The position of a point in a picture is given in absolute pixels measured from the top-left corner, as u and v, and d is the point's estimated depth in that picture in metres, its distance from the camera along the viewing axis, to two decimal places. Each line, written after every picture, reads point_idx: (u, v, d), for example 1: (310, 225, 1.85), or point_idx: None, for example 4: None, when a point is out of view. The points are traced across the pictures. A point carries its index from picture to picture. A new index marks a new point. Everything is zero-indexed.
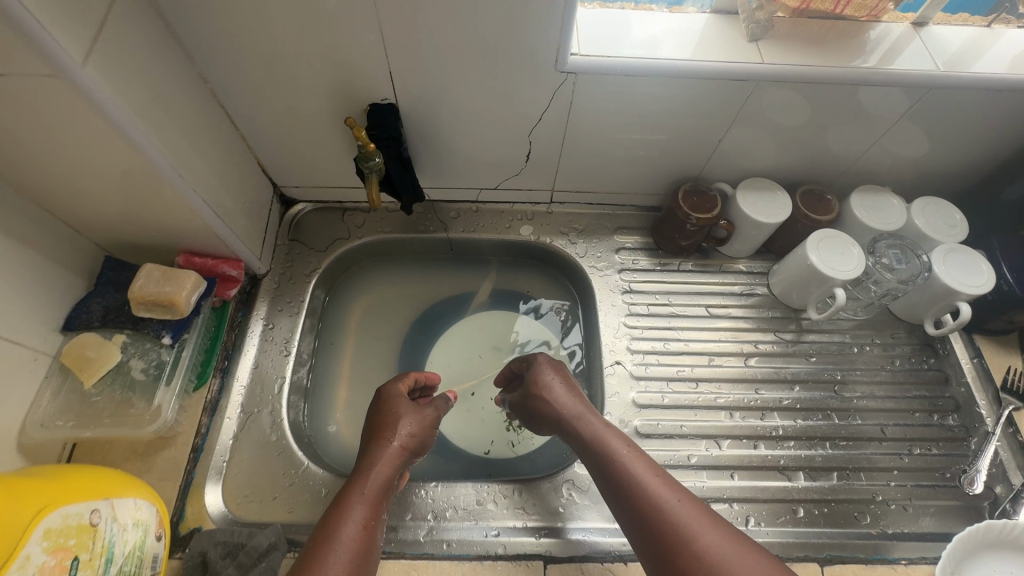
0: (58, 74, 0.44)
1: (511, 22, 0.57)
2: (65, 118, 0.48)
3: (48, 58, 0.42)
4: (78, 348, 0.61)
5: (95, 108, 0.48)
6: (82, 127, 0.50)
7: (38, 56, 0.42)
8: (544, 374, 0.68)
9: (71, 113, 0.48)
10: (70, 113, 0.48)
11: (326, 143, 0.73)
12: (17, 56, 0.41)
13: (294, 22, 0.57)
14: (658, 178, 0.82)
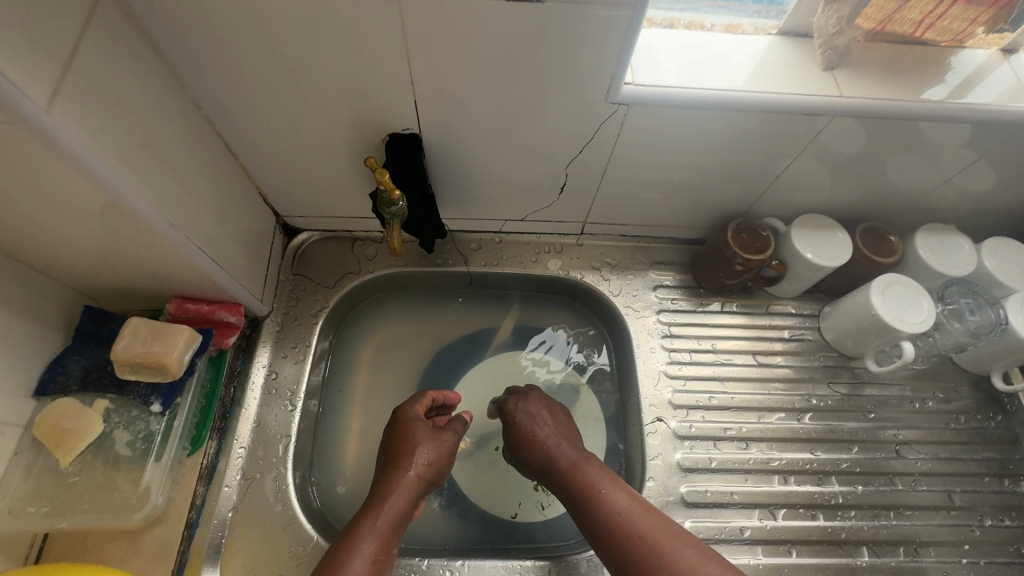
0: (15, 118, 0.35)
1: (560, 48, 0.49)
2: (27, 166, 0.40)
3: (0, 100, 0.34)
4: (54, 418, 0.53)
5: (65, 155, 0.39)
6: (49, 175, 0.41)
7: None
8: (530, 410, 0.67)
9: (37, 161, 0.39)
10: (35, 160, 0.39)
11: (338, 173, 0.65)
12: None
13: (307, 44, 0.48)
14: (702, 212, 0.75)
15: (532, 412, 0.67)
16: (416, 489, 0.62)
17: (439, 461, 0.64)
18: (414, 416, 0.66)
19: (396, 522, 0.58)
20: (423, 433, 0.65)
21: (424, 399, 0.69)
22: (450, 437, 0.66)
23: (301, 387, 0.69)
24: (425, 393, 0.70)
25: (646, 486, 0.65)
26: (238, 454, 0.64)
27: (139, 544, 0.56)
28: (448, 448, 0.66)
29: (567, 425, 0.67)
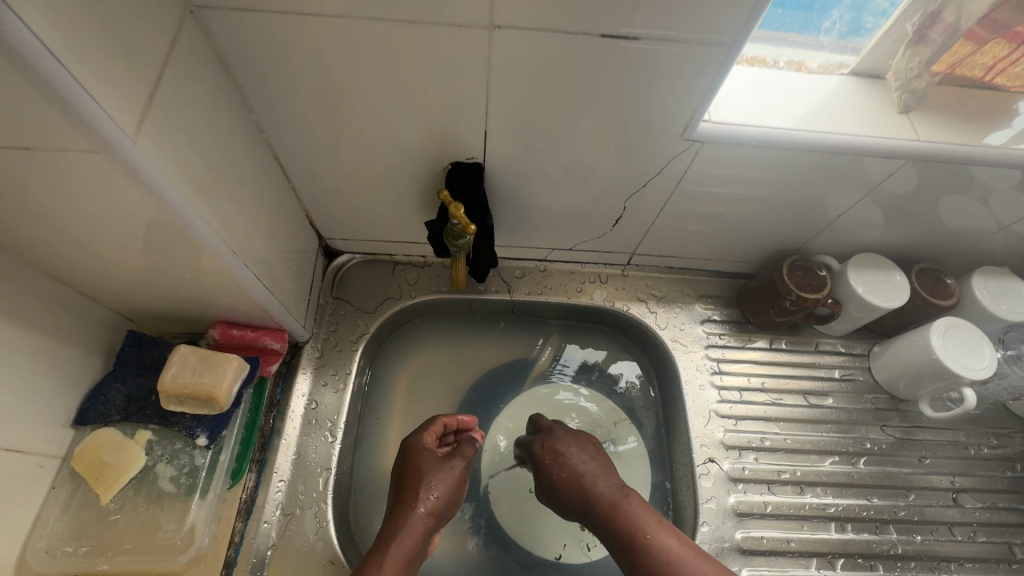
0: (101, 150, 0.33)
1: (640, 84, 0.48)
2: (102, 197, 0.38)
3: (93, 134, 0.32)
4: (93, 451, 0.51)
5: (146, 189, 0.37)
6: (119, 208, 0.39)
7: (77, 129, 0.32)
8: (561, 445, 0.65)
9: (115, 193, 0.38)
10: (114, 193, 0.37)
11: (391, 198, 0.64)
12: (55, 130, 0.32)
13: (383, 72, 0.47)
14: (754, 247, 0.74)
15: (565, 446, 0.64)
16: (428, 522, 0.59)
17: (452, 493, 0.62)
18: (422, 446, 0.64)
19: (407, 560, 0.56)
20: (431, 464, 0.62)
21: (437, 427, 0.66)
22: (460, 465, 0.64)
23: (341, 416, 0.66)
24: (437, 420, 0.67)
25: (700, 531, 0.63)
26: (277, 488, 0.60)
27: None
28: (460, 477, 0.63)
29: (601, 456, 0.65)
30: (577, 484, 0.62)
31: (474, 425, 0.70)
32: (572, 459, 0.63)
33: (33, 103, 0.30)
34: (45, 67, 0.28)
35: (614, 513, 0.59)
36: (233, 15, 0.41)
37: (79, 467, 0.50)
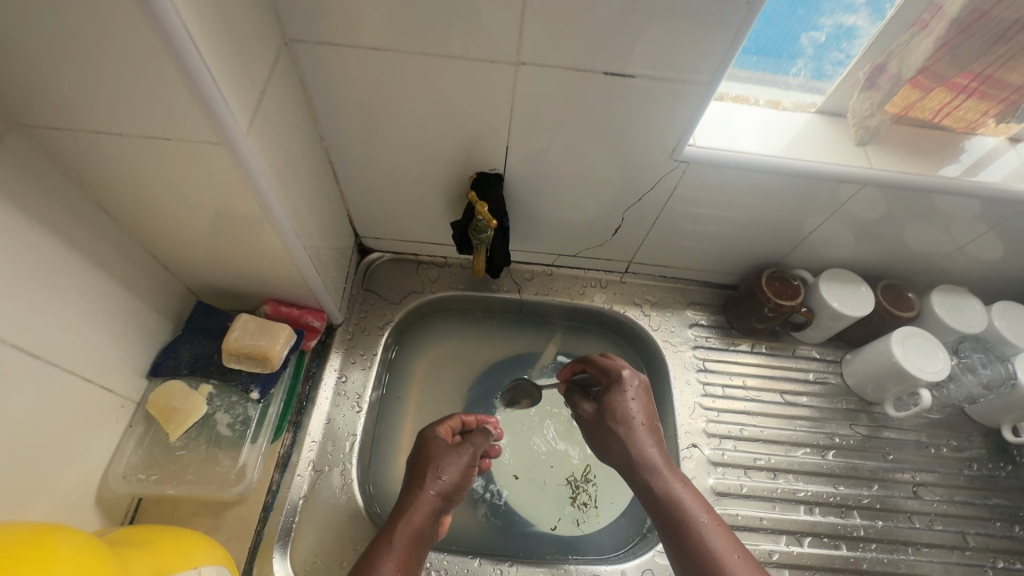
0: (223, 142, 0.44)
1: (637, 113, 0.59)
2: (210, 180, 0.48)
3: (222, 131, 0.43)
4: (164, 398, 0.59)
5: (246, 175, 0.48)
6: (220, 189, 0.50)
7: (211, 125, 0.42)
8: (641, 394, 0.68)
9: (222, 177, 0.48)
10: (221, 177, 0.48)
11: (422, 201, 0.74)
12: (195, 127, 0.42)
13: (428, 94, 0.58)
14: (737, 260, 0.83)
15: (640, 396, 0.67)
16: (439, 502, 0.63)
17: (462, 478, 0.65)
18: (435, 436, 0.68)
19: (417, 534, 0.60)
20: (444, 449, 0.66)
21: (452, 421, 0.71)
22: (471, 451, 0.67)
23: (365, 393, 0.75)
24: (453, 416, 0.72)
25: None
26: (310, 447, 0.69)
27: (220, 522, 0.61)
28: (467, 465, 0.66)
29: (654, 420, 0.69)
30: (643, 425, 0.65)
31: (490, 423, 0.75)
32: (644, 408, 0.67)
33: (187, 106, 0.40)
34: (202, 83, 0.39)
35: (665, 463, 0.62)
36: (317, 46, 0.53)
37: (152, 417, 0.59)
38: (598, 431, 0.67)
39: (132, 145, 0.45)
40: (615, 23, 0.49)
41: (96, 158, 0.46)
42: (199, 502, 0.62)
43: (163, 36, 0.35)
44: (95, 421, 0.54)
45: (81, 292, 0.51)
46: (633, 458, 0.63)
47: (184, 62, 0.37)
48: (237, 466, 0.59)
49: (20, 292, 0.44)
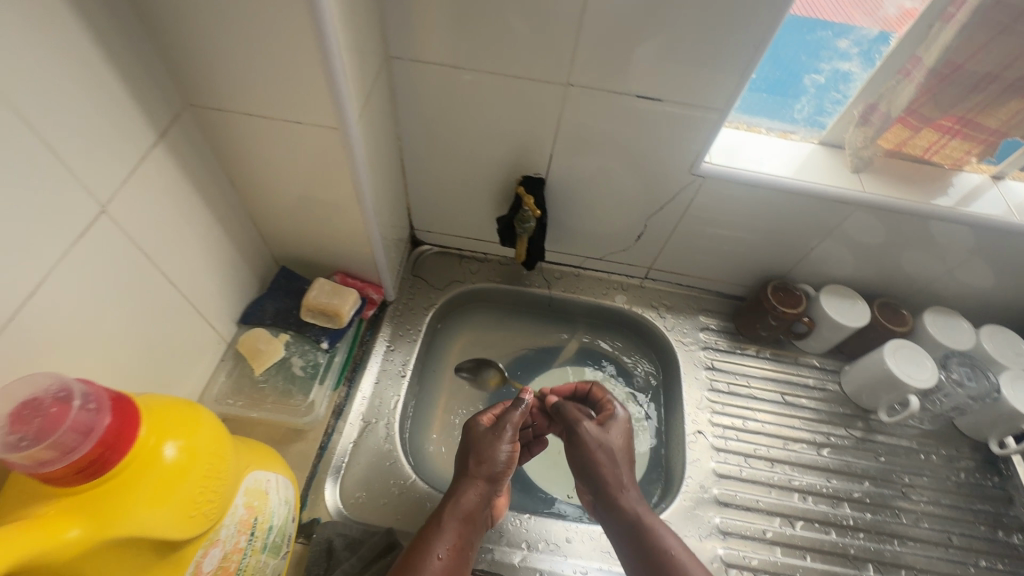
0: (340, 127, 0.57)
1: (662, 132, 0.71)
2: (321, 159, 0.62)
3: (341, 120, 0.56)
4: (251, 340, 0.71)
5: (349, 156, 0.60)
6: (325, 167, 0.63)
7: (334, 113, 0.55)
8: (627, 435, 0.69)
9: (330, 157, 0.61)
10: (329, 156, 0.61)
11: (473, 199, 0.87)
12: (323, 115, 0.56)
13: (491, 105, 0.71)
14: (747, 272, 0.93)
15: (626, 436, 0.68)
16: (489, 487, 0.65)
17: (507, 459, 0.66)
18: (477, 424, 0.69)
19: (467, 516, 0.63)
20: (482, 434, 0.67)
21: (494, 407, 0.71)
22: (510, 431, 0.67)
23: (408, 368, 0.84)
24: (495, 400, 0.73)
25: (685, 482, 0.78)
26: (361, 401, 0.78)
27: (285, 452, 0.71)
28: (510, 442, 0.67)
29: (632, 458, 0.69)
30: (626, 466, 0.66)
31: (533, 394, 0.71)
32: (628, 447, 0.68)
33: (322, 98, 0.54)
34: (336, 81, 0.52)
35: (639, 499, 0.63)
36: (408, 62, 0.67)
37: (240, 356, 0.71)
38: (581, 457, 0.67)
39: (269, 126, 0.58)
40: (648, 56, 0.62)
41: (238, 135, 0.60)
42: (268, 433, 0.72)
43: (319, 44, 0.49)
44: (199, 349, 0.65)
45: (206, 241, 0.64)
46: (619, 489, 0.64)
47: (329, 64, 0.50)
48: (307, 401, 0.70)
49: (172, 232, 0.57)
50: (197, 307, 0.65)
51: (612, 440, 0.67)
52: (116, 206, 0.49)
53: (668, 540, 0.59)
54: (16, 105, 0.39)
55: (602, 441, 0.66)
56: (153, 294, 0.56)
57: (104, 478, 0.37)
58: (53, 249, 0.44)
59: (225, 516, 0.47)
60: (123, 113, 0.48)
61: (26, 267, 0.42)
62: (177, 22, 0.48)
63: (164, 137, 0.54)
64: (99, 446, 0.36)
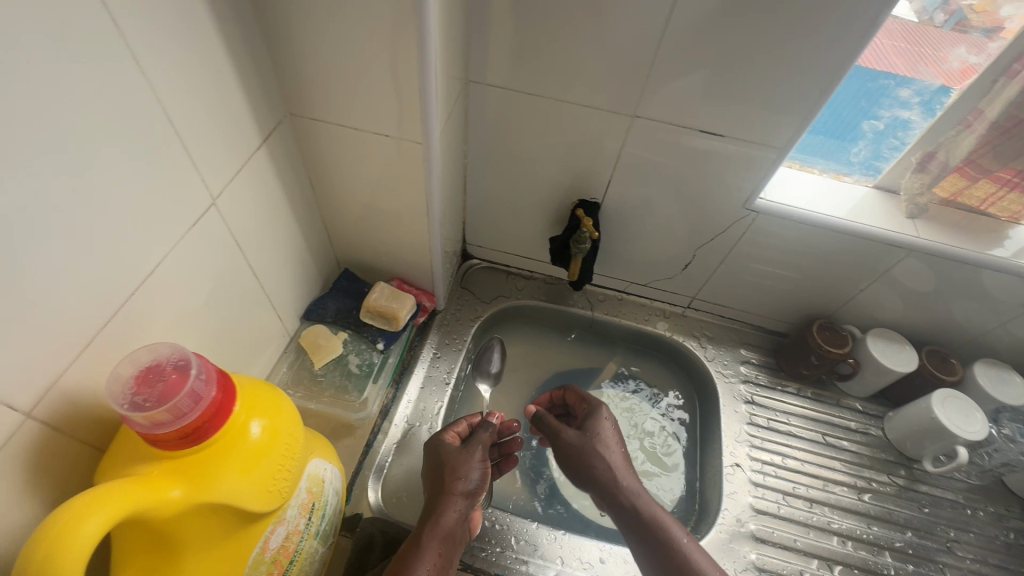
0: (423, 143, 0.62)
1: (720, 166, 0.73)
2: (400, 169, 0.66)
3: (427, 135, 0.60)
4: (313, 335, 0.75)
5: (427, 167, 0.65)
6: (403, 178, 0.67)
7: (420, 129, 0.60)
8: (610, 429, 0.70)
9: (408, 167, 0.66)
10: (408, 166, 0.65)
11: (528, 217, 0.90)
12: (411, 129, 0.60)
13: (557, 129, 0.75)
14: (791, 309, 0.93)
15: (611, 429, 0.69)
16: (468, 503, 0.62)
17: (481, 475, 0.65)
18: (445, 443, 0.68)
19: (448, 535, 0.60)
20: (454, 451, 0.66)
21: (458, 425, 0.72)
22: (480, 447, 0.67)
23: (452, 376, 0.86)
24: (460, 419, 0.73)
25: (721, 514, 0.78)
26: (407, 404, 0.80)
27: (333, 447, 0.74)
28: (482, 458, 0.67)
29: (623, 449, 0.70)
30: (617, 458, 0.67)
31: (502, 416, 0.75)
32: (615, 439, 0.69)
33: (412, 112, 0.58)
34: (428, 101, 0.57)
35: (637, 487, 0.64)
36: (485, 86, 0.72)
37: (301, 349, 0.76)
38: (571, 458, 0.68)
39: (358, 136, 0.64)
40: (714, 95, 0.65)
41: (327, 143, 0.65)
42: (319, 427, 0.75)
43: (418, 67, 0.53)
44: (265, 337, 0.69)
45: (285, 239, 0.69)
46: (615, 481, 0.64)
47: (424, 86, 0.55)
48: (361, 399, 0.74)
49: (259, 228, 0.62)
50: (270, 299, 0.70)
51: (597, 436, 0.68)
52: (221, 201, 0.54)
53: (672, 526, 0.61)
54: (161, 106, 0.44)
55: (587, 441, 0.68)
56: (238, 282, 0.61)
57: (201, 444, 0.40)
58: (171, 235, 0.49)
59: (292, 497, 0.50)
60: (238, 118, 0.54)
61: (148, 249, 0.46)
62: (294, 37, 0.54)
63: (266, 142, 0.59)
64: (206, 411, 0.39)
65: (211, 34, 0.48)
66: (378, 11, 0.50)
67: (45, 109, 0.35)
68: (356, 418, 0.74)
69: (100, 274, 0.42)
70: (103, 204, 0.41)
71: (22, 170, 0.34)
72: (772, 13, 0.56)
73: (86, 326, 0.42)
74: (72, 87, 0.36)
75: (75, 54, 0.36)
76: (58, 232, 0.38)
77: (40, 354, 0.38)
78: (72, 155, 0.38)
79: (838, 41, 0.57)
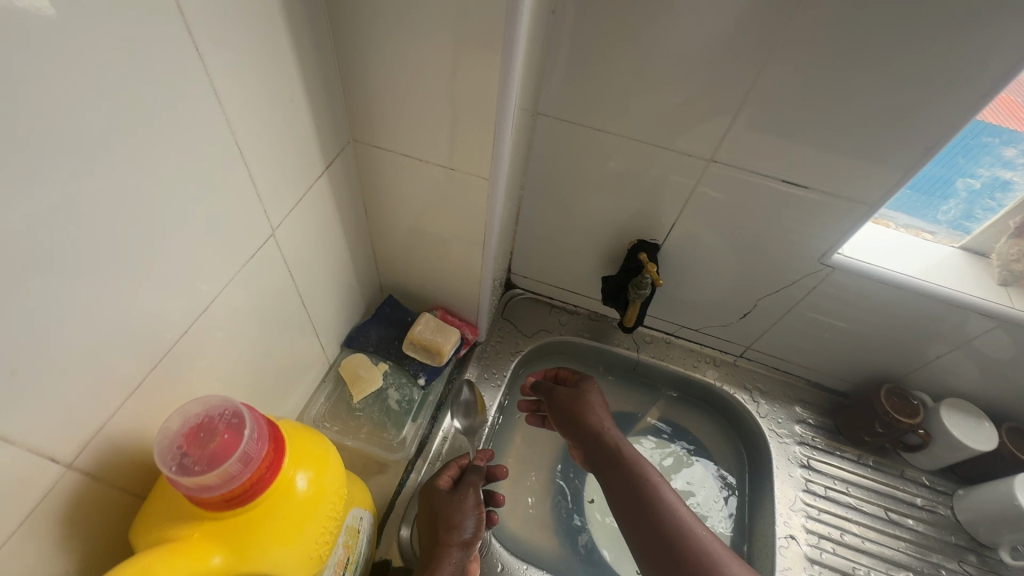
0: (490, 179, 0.59)
1: (797, 217, 0.69)
2: (461, 201, 0.64)
3: (495, 171, 0.58)
4: (352, 365, 0.72)
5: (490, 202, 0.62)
6: (462, 212, 0.65)
7: (489, 166, 0.58)
8: (599, 396, 0.75)
9: (470, 200, 0.63)
10: (470, 199, 0.63)
11: (580, 252, 0.86)
12: (480, 166, 0.58)
13: (623, 167, 0.71)
14: (855, 369, 0.87)
15: (600, 395, 0.74)
16: (463, 555, 0.57)
17: (475, 525, 0.61)
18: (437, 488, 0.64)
19: None
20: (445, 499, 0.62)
21: (451, 467, 0.67)
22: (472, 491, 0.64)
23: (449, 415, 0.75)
24: (450, 461, 0.69)
25: None
26: (441, 437, 0.73)
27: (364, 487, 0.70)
28: (475, 504, 0.63)
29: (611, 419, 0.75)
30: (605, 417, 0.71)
31: (491, 456, 0.72)
32: (603, 403, 0.74)
33: (483, 147, 0.56)
34: (501, 140, 0.54)
35: (620, 440, 0.68)
36: (554, 119, 0.69)
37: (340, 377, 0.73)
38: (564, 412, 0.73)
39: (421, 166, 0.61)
40: (800, 146, 0.61)
41: (389, 171, 0.63)
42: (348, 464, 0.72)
43: (496, 105, 0.51)
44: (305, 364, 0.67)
45: (334, 264, 0.67)
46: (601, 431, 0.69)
47: (500, 124, 0.53)
48: (399, 437, 0.71)
49: (312, 255, 0.61)
50: (314, 326, 0.68)
51: (587, 394, 0.73)
52: (279, 231, 0.52)
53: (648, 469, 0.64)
54: (235, 138, 0.42)
55: (578, 396, 0.73)
56: (286, 310, 0.59)
57: (248, 506, 0.37)
58: (230, 267, 0.47)
59: (331, 557, 0.46)
60: (305, 146, 0.52)
61: (208, 282, 0.45)
62: (369, 63, 0.52)
63: (327, 169, 0.58)
64: (258, 471, 0.37)
65: (290, 63, 0.46)
66: (462, 47, 0.47)
67: (130, 144, 0.33)
68: (392, 456, 0.70)
69: (161, 309, 0.40)
70: (169, 239, 0.39)
71: (99, 208, 0.33)
72: (880, 67, 0.52)
73: (143, 363, 0.40)
74: (156, 122, 0.35)
75: (161, 88, 0.34)
76: (128, 269, 0.36)
77: (99, 394, 0.37)
78: (149, 191, 0.36)
79: (950, 101, 0.53)
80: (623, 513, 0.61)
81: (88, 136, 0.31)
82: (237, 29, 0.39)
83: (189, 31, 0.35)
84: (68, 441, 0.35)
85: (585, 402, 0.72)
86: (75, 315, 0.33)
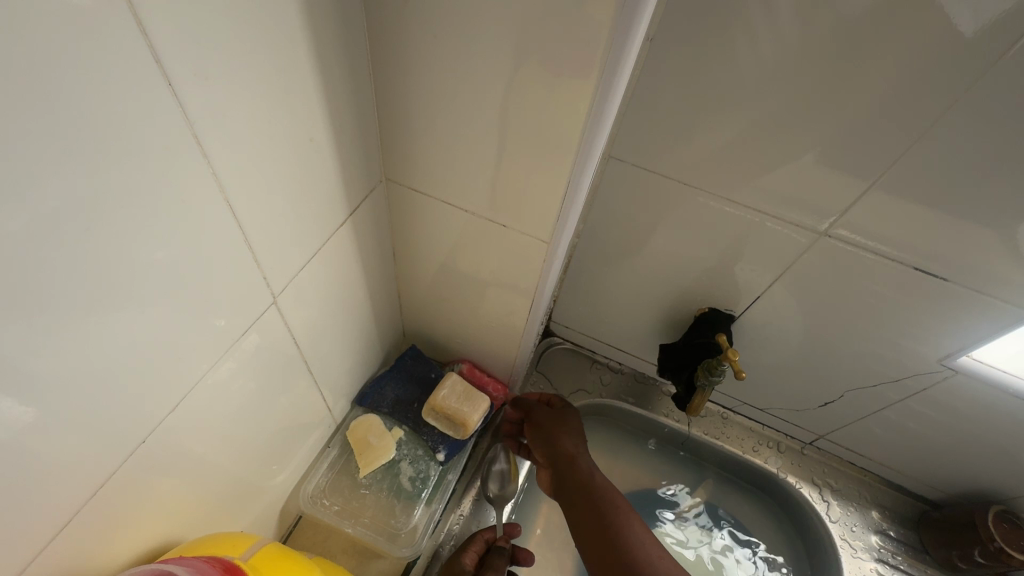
0: (550, 242, 0.52)
1: (915, 305, 0.58)
2: (513, 257, 0.56)
3: (558, 230, 0.50)
4: (362, 430, 0.67)
5: (550, 261, 0.54)
6: (513, 269, 0.57)
7: (552, 227, 0.50)
8: (575, 420, 0.70)
9: (526, 257, 0.55)
10: (526, 256, 0.55)
11: (635, 310, 0.77)
12: (541, 224, 0.50)
13: (697, 229, 0.62)
14: (949, 477, 0.75)
15: (575, 419, 0.70)
16: None
17: None
18: (462, 569, 0.62)
19: None
20: None
21: (476, 545, 0.65)
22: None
23: (472, 484, 0.73)
24: (476, 536, 0.66)
25: None
26: (457, 518, 0.71)
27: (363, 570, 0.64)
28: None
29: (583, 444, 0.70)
30: (578, 442, 0.67)
31: (516, 532, 0.69)
32: (578, 426, 0.69)
33: (548, 202, 0.48)
34: (575, 196, 0.47)
35: (591, 466, 0.64)
36: (630, 165, 0.59)
37: (347, 443, 0.68)
38: (536, 433, 0.68)
39: (469, 217, 0.53)
40: (918, 232, 0.52)
41: (427, 217, 0.56)
42: (348, 540, 0.66)
43: (575, 159, 0.43)
44: (311, 426, 0.61)
45: (351, 316, 0.60)
46: (573, 455, 0.64)
47: (575, 178, 0.45)
48: (409, 525, 0.66)
49: (325, 313, 0.54)
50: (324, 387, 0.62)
51: (566, 417, 0.69)
52: (283, 297, 0.46)
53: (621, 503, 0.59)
54: (234, 211, 0.36)
55: (556, 418, 0.68)
56: (288, 377, 0.53)
57: None
58: (221, 341, 0.41)
59: None
60: (321, 194, 0.45)
61: (197, 365, 0.40)
62: (427, 93, 0.44)
63: (351, 217, 0.51)
64: None
65: (311, 103, 0.39)
66: (542, 92, 0.40)
67: (103, 240, 0.28)
68: (396, 548, 0.64)
69: (136, 398, 0.35)
70: (151, 332, 0.34)
71: (58, 316, 0.28)
72: None
73: (110, 458, 0.35)
74: (138, 209, 0.30)
75: (142, 172, 0.29)
76: (95, 358, 0.31)
77: (48, 500, 0.32)
78: (126, 275, 0.31)
79: None
80: (590, 548, 0.57)
81: (44, 237, 0.25)
82: (242, 85, 0.32)
83: (179, 100, 0.29)
84: (8, 559, 0.31)
85: (559, 426, 0.68)
86: (14, 435, 0.28)
